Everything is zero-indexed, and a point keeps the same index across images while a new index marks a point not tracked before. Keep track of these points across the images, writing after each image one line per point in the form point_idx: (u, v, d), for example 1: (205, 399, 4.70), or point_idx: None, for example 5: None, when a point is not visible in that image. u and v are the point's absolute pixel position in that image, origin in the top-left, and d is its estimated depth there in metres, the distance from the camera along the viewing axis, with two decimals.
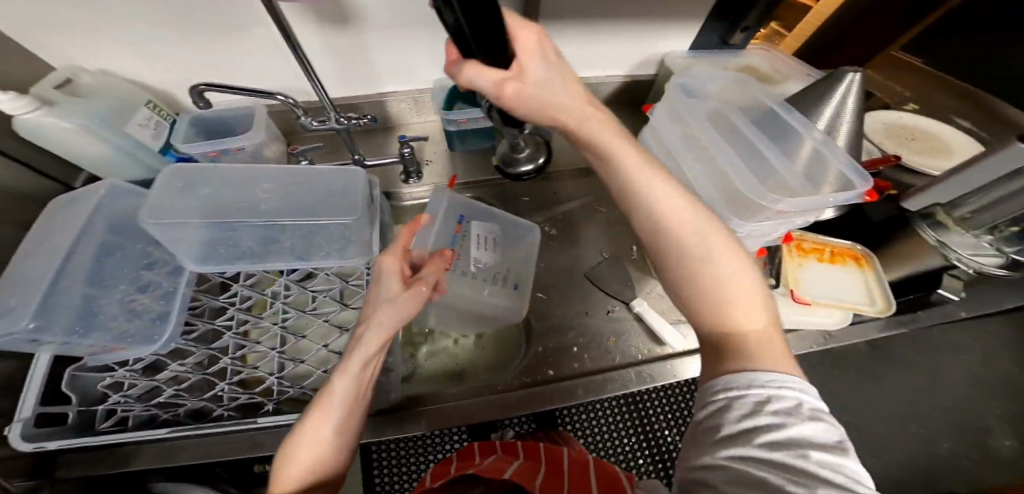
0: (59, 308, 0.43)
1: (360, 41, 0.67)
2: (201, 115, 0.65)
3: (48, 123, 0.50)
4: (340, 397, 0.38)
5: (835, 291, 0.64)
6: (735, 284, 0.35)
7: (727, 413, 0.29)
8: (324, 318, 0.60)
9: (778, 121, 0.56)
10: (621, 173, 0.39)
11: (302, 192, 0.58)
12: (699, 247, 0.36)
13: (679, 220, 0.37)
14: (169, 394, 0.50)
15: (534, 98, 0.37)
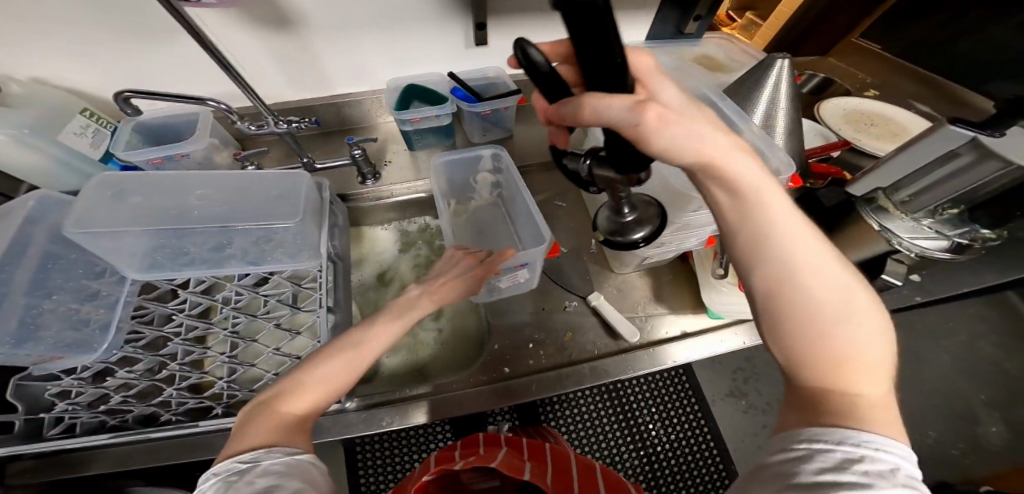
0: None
1: (308, 42, 0.67)
2: (145, 121, 0.64)
3: None
4: (369, 352, 0.43)
5: None
6: (860, 343, 0.29)
7: (807, 463, 0.25)
8: (275, 321, 0.59)
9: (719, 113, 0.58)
10: (751, 204, 0.30)
11: (244, 196, 0.57)
12: (835, 299, 0.29)
13: (816, 268, 0.29)
14: (116, 401, 0.48)
15: (676, 127, 0.27)
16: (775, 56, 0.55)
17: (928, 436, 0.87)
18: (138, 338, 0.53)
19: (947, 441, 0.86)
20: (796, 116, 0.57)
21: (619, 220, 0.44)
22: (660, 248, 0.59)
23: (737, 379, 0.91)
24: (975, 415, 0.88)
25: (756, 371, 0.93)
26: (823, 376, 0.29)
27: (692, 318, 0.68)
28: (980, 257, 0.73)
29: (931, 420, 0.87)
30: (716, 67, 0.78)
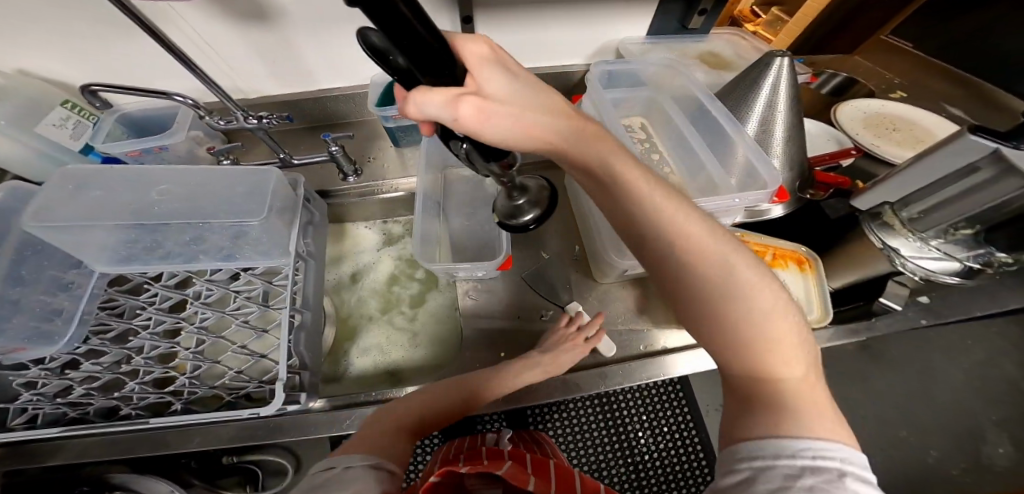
0: None
1: (287, 36, 0.65)
2: (128, 113, 0.63)
3: None
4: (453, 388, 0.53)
5: None
6: (775, 325, 0.30)
7: (758, 483, 0.25)
8: (242, 319, 0.60)
9: (710, 119, 0.54)
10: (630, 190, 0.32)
11: (214, 192, 0.57)
12: (736, 290, 0.30)
13: (713, 258, 0.30)
14: (77, 393, 0.49)
15: (504, 114, 0.32)
16: (775, 54, 0.49)
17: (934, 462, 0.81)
18: (106, 330, 0.54)
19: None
20: (798, 123, 0.52)
21: (512, 205, 0.54)
22: (639, 260, 0.56)
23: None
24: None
25: None
26: (746, 367, 0.30)
27: (675, 334, 0.65)
28: (1001, 278, 0.66)
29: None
30: (721, 64, 0.73)
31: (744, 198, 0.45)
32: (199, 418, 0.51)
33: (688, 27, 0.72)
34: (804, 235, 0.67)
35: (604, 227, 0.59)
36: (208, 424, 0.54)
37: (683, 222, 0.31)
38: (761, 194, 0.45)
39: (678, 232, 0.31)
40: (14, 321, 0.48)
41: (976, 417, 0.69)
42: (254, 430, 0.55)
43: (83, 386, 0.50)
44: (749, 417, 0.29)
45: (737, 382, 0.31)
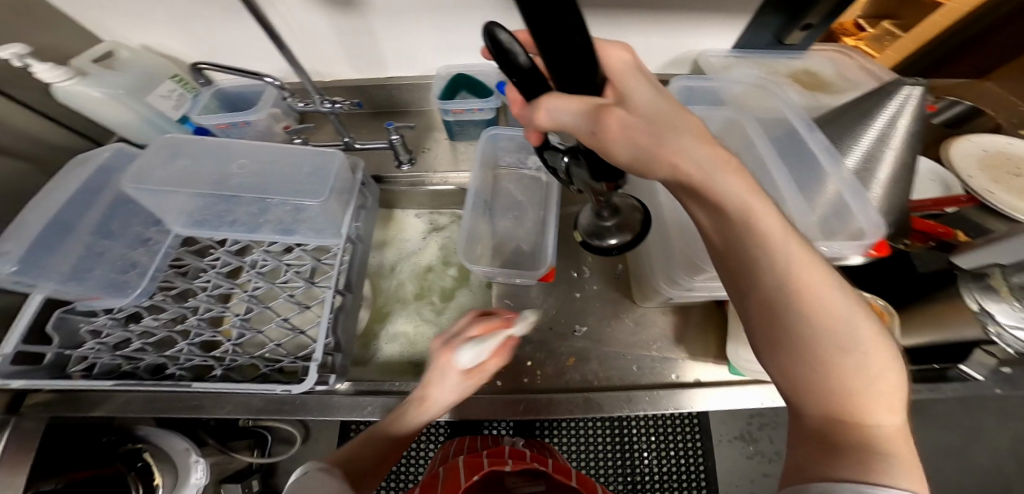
0: (52, 261, 0.49)
1: (365, 24, 0.67)
2: (223, 88, 0.68)
3: (82, 91, 0.54)
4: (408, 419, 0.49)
5: None
6: (882, 380, 0.24)
7: None
8: (289, 292, 0.64)
9: (805, 151, 0.48)
10: (740, 203, 0.26)
11: (279, 169, 0.60)
12: (845, 336, 0.24)
13: (820, 289, 0.25)
14: (133, 347, 0.55)
15: (643, 125, 0.27)
16: (903, 81, 0.43)
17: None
18: (170, 288, 0.60)
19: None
20: (910, 164, 0.45)
21: (598, 225, 0.53)
22: (690, 293, 0.52)
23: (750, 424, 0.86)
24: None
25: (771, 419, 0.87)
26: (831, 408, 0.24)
27: (712, 369, 0.61)
28: None
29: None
30: (816, 84, 0.65)
31: (833, 247, 0.39)
32: (233, 387, 0.54)
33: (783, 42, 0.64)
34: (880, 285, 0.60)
35: (658, 251, 0.55)
36: (240, 395, 0.58)
37: (795, 242, 0.26)
38: (857, 245, 0.39)
39: (787, 261, 0.25)
40: (96, 271, 0.53)
41: None
42: (281, 403, 0.58)
43: (140, 340, 0.56)
44: (825, 465, 0.23)
45: (810, 421, 0.25)
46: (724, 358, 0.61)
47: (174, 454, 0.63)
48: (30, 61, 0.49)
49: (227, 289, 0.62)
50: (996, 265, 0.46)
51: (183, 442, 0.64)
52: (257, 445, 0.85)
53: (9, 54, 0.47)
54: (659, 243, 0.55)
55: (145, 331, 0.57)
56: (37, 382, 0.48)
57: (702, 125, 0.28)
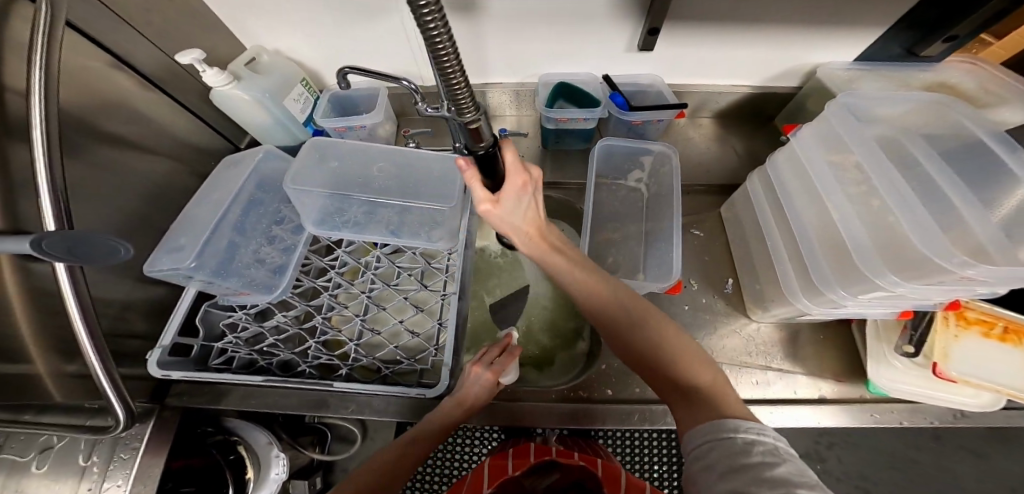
0: (208, 255, 0.51)
1: (477, 30, 0.69)
2: (337, 94, 0.72)
3: (234, 94, 0.56)
4: (434, 415, 0.52)
5: (990, 372, 0.49)
6: (698, 363, 0.44)
7: (748, 452, 0.34)
8: (404, 295, 0.65)
9: (988, 164, 0.43)
10: (576, 276, 0.49)
11: (406, 174, 0.62)
12: (662, 342, 0.45)
13: (639, 318, 0.47)
14: (268, 344, 0.58)
15: (498, 219, 0.48)
16: None
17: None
18: (297, 286, 0.63)
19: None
20: None
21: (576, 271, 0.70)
22: (836, 309, 0.50)
23: (820, 443, 0.92)
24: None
25: (840, 439, 0.92)
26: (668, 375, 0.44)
27: (835, 387, 0.59)
28: None
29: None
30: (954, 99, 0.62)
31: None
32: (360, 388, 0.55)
33: (917, 55, 0.62)
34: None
35: (792, 265, 0.53)
36: (362, 396, 0.59)
37: (613, 293, 0.49)
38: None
39: (610, 306, 0.48)
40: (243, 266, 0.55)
41: None
42: (401, 406, 0.58)
43: (272, 337, 0.59)
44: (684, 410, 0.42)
45: (661, 389, 0.45)
46: (849, 379, 0.59)
47: (258, 449, 0.60)
48: (202, 65, 0.50)
49: (346, 288, 0.64)
50: None
51: (266, 435, 0.61)
52: (319, 441, 0.86)
53: (191, 59, 0.48)
54: (796, 256, 0.52)
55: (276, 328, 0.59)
56: (189, 373, 0.52)
57: (535, 214, 0.50)
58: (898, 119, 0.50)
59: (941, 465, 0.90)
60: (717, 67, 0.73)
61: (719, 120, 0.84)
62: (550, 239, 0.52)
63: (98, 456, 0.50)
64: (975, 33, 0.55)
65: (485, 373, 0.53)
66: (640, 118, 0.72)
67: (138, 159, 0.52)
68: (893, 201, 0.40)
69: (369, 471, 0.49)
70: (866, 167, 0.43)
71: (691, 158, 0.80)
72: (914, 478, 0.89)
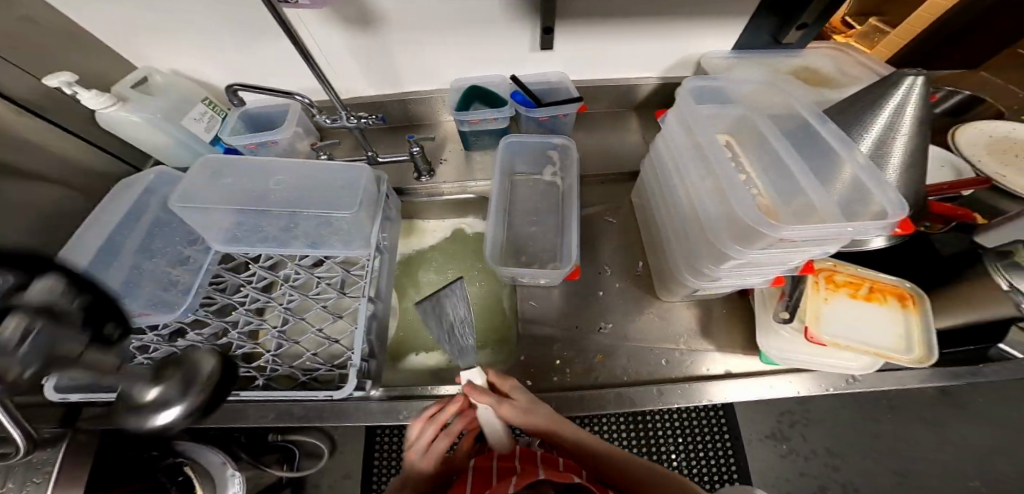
0: (96, 282, 0.53)
1: (381, 43, 0.70)
2: (248, 110, 0.73)
3: (123, 115, 0.59)
4: None
5: (863, 334, 0.51)
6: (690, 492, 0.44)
7: None
8: (322, 303, 0.65)
9: (815, 140, 0.48)
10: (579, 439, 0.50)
11: (310, 185, 0.64)
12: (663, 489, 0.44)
13: (637, 473, 0.46)
14: (180, 361, 0.58)
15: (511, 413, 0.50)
16: (904, 72, 0.44)
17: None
18: (211, 303, 0.62)
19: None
20: (923, 148, 0.46)
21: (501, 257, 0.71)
22: (716, 283, 0.52)
23: None
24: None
25: None
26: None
27: (740, 359, 0.62)
28: None
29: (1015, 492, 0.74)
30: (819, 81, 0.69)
31: (862, 229, 0.37)
32: (274, 394, 0.56)
33: (780, 41, 0.71)
34: (904, 269, 0.61)
35: (675, 244, 0.56)
36: (282, 403, 0.59)
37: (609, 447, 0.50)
38: (877, 224, 0.37)
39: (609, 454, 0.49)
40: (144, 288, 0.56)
41: None
42: (319, 410, 0.59)
43: (185, 355, 0.59)
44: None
45: None
46: (753, 349, 0.62)
47: (212, 469, 0.60)
48: (75, 87, 0.53)
49: (262, 302, 0.64)
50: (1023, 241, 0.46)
51: (221, 456, 0.61)
52: (286, 459, 0.78)
53: (58, 81, 0.51)
54: (677, 235, 0.55)
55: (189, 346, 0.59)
56: (91, 394, 0.51)
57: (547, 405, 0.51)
58: (749, 100, 0.54)
59: (906, 436, 0.79)
60: (616, 61, 0.77)
61: (633, 112, 0.88)
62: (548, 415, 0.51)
63: (12, 483, 0.49)
64: (819, 21, 0.65)
65: (418, 462, 0.49)
66: (546, 113, 0.74)
67: (26, 187, 0.52)
68: (726, 174, 0.43)
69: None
70: (705, 147, 0.46)
71: (608, 150, 0.83)
72: (879, 452, 0.79)
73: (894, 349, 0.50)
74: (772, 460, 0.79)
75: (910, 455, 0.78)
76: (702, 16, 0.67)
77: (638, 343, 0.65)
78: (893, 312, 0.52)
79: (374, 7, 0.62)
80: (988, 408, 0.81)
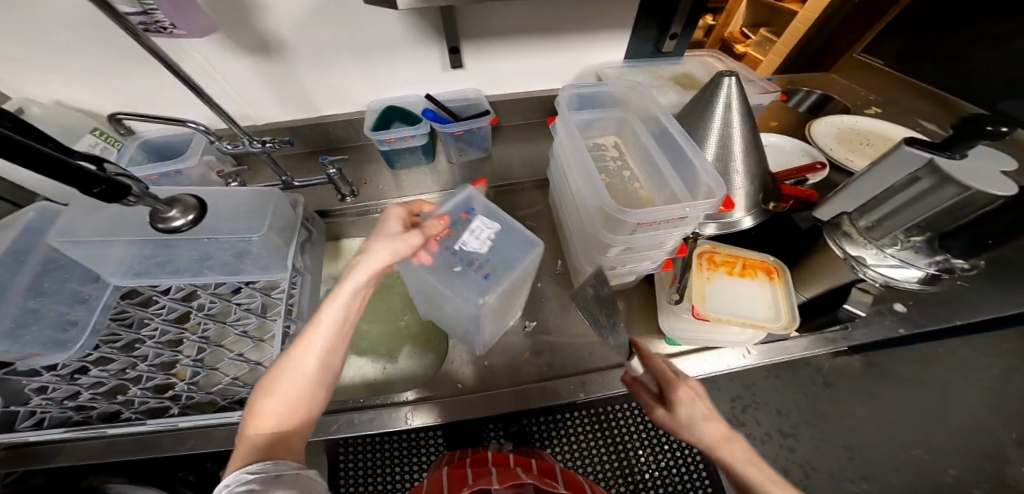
0: None
1: (290, 70, 0.71)
2: (148, 140, 0.72)
3: None
4: (317, 343, 0.38)
5: (744, 306, 0.59)
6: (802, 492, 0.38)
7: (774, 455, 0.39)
8: (240, 329, 0.63)
9: (672, 140, 0.55)
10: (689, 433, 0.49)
11: (215, 210, 0.63)
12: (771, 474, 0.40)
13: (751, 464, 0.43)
14: (84, 397, 0.55)
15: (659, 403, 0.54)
16: (722, 73, 0.54)
17: (947, 477, 0.70)
18: (115, 340, 0.59)
19: (967, 486, 0.70)
20: (755, 141, 0.56)
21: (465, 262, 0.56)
22: (614, 271, 0.58)
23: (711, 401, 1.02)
24: (1008, 455, 0.72)
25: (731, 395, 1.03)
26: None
27: (656, 344, 0.67)
28: (970, 289, 0.74)
29: (949, 455, 0.72)
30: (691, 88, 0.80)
31: (694, 208, 0.43)
32: (196, 419, 0.54)
33: (661, 51, 0.83)
34: (777, 247, 0.70)
35: (576, 239, 0.61)
36: (203, 428, 0.56)
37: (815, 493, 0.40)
38: (705, 203, 0.44)
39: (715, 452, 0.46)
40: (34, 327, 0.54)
41: (969, 429, 0.74)
42: None
43: (89, 392, 0.55)
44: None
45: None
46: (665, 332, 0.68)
47: None
48: None
49: (175, 334, 0.62)
50: (846, 212, 0.57)
51: None
52: None
53: None
54: (576, 232, 0.61)
55: (93, 383, 0.56)
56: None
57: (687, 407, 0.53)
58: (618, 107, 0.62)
59: (843, 410, 0.75)
60: (525, 75, 0.84)
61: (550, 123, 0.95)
62: (745, 451, 0.40)
63: None
64: (686, 30, 0.77)
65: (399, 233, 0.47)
66: (447, 210, 0.57)
67: None
68: (590, 171, 0.49)
69: (236, 449, 0.33)
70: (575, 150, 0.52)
71: (529, 160, 0.89)
72: (823, 428, 0.74)
73: (767, 317, 0.57)
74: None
75: (853, 430, 0.74)
76: (590, 30, 0.76)
77: (563, 338, 0.69)
78: (762, 283, 0.61)
79: (277, 31, 0.64)
80: (909, 371, 0.79)
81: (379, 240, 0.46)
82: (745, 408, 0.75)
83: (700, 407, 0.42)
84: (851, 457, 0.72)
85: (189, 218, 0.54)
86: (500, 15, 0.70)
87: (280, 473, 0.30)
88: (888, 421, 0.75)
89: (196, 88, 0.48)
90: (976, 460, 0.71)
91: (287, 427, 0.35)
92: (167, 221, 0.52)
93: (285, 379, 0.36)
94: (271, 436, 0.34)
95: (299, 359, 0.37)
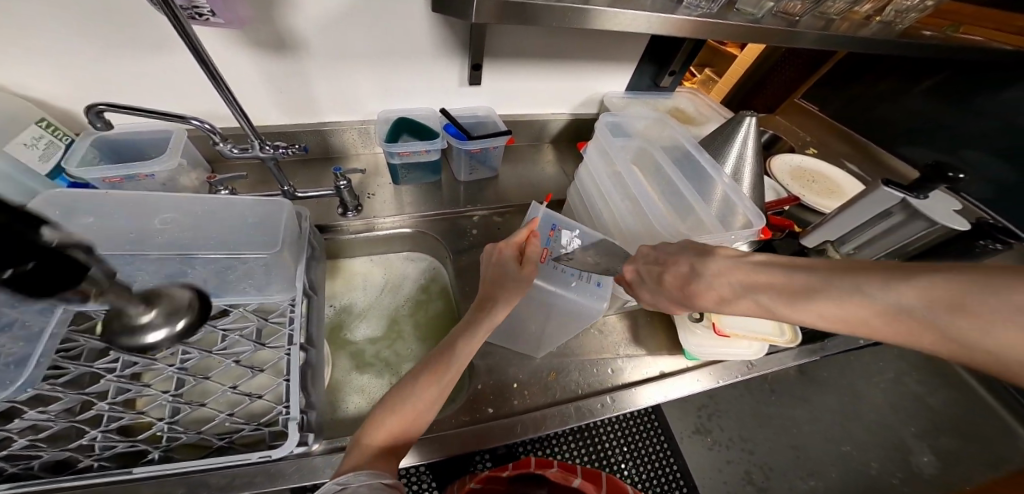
0: None
1: (301, 70, 0.66)
2: (109, 138, 0.61)
3: None
4: (445, 379, 0.47)
5: (752, 322, 0.67)
6: (789, 283, 0.40)
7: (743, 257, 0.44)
8: (233, 357, 0.53)
9: (698, 167, 0.62)
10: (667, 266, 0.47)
11: (210, 222, 0.55)
12: (747, 284, 0.41)
13: (762, 283, 0.41)
14: (19, 447, 0.41)
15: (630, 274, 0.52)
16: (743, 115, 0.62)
17: (871, 470, 0.80)
18: (59, 374, 0.47)
19: (888, 477, 0.80)
20: (759, 173, 0.63)
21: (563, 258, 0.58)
22: None
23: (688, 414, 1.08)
24: (910, 446, 0.84)
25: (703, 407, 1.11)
26: (874, 327, 0.36)
27: (669, 360, 0.70)
28: None
29: (873, 452, 0.83)
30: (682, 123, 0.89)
31: (734, 235, 0.53)
32: (192, 464, 0.44)
33: (659, 84, 0.91)
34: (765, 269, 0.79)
35: None
36: (192, 473, 0.47)
37: (782, 275, 0.40)
38: (747, 231, 0.54)
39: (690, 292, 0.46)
40: None
41: (898, 431, 0.86)
42: (250, 477, 0.48)
43: (26, 438, 0.42)
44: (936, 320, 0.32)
45: (771, 296, 0.40)
46: (675, 348, 0.71)
47: None
48: None
49: (145, 365, 0.50)
50: (828, 240, 0.66)
51: None
52: None
53: None
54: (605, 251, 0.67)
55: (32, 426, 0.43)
56: None
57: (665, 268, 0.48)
58: (644, 134, 0.68)
59: (791, 416, 0.85)
60: (537, 98, 0.86)
61: (552, 146, 0.98)
62: (676, 281, 0.47)
63: None
64: (683, 70, 0.86)
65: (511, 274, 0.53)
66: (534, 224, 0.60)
67: None
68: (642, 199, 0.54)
69: (356, 450, 0.42)
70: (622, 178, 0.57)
71: (534, 180, 0.90)
72: (790, 433, 0.83)
73: (775, 332, 0.67)
74: (704, 459, 0.76)
75: (799, 433, 0.83)
76: (600, 60, 0.81)
77: (581, 356, 0.69)
78: None
79: (294, 28, 0.59)
80: (852, 378, 0.92)
81: (500, 283, 0.52)
82: (725, 417, 0.82)
83: (645, 278, 0.50)
84: (815, 458, 0.81)
85: (173, 329, 0.37)
86: (524, 38, 0.72)
87: (356, 486, 0.37)
88: (841, 425, 0.85)
89: (211, 65, 0.44)
90: (907, 455, 0.83)
91: (392, 446, 0.43)
92: (138, 332, 0.35)
93: (401, 407, 0.45)
94: (378, 451, 0.42)
95: (417, 395, 0.45)
